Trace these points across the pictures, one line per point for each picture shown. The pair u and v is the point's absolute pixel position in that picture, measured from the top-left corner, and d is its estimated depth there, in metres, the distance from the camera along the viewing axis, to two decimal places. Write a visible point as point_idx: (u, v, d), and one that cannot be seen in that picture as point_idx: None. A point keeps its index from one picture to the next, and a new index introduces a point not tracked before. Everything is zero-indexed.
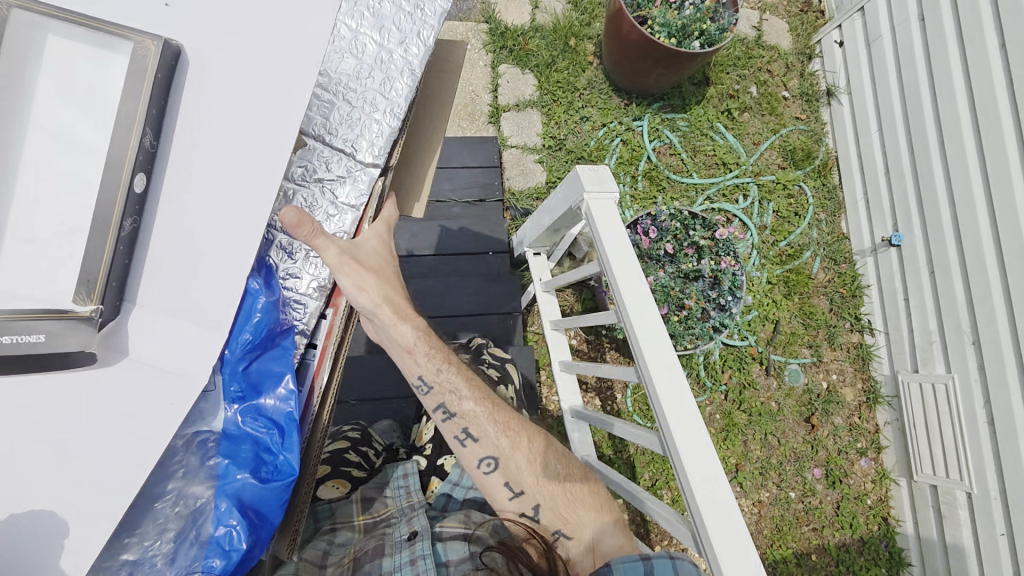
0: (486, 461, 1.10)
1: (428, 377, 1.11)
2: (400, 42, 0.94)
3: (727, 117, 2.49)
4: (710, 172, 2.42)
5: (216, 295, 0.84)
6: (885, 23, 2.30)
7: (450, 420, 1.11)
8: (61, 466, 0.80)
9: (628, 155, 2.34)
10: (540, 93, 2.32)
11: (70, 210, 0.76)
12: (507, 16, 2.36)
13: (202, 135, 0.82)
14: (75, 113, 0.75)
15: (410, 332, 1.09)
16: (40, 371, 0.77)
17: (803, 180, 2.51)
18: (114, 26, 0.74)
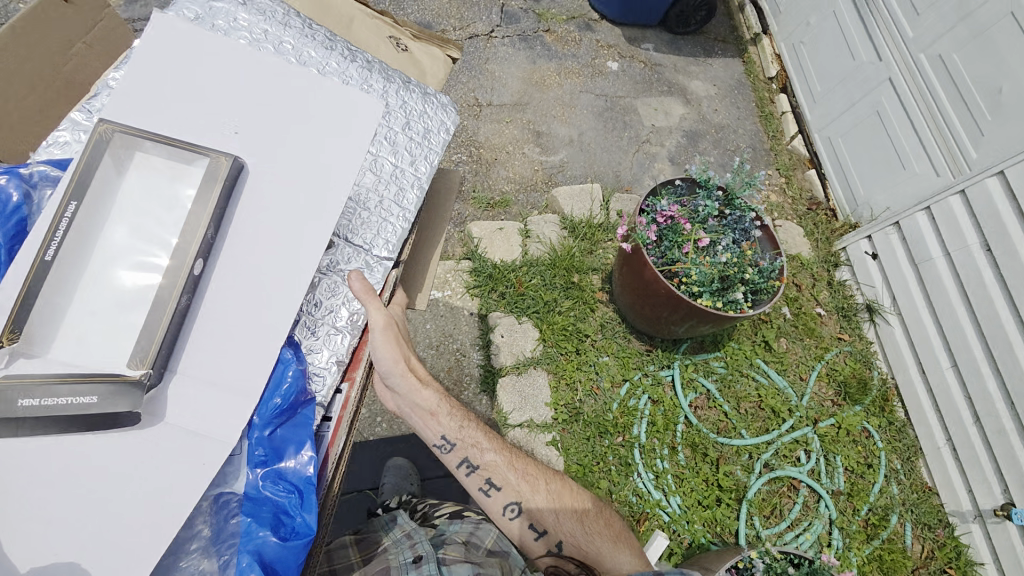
0: (509, 507, 1.08)
1: (451, 434, 1.09)
2: (411, 161, 1.16)
3: (766, 350, 2.07)
4: (761, 425, 1.95)
5: (254, 368, 0.90)
6: (936, 246, 2.00)
7: (473, 473, 1.09)
8: (82, 521, 0.79)
9: (661, 419, 1.87)
10: (544, 348, 1.90)
11: (134, 290, 0.85)
12: (494, 253, 2.03)
13: (254, 231, 0.94)
14: (149, 212, 0.88)
15: (433, 395, 1.08)
16: (73, 429, 0.80)
17: (865, 418, 2.03)
18: (193, 145, 0.90)
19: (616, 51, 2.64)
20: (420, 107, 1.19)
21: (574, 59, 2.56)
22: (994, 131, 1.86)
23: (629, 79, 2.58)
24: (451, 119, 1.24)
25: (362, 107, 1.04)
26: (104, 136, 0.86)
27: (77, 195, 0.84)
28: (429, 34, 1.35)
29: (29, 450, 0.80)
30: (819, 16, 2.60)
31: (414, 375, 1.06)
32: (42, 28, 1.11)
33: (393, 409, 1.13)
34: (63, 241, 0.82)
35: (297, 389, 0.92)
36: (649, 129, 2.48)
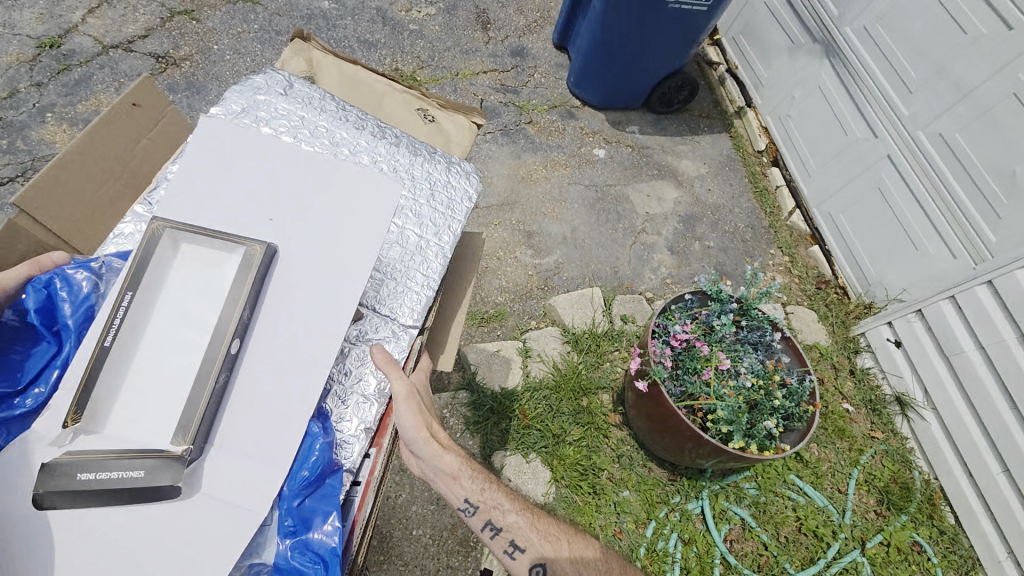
0: (534, 570, 1.07)
1: (473, 497, 1.09)
2: (435, 232, 1.22)
3: (799, 463, 2.01)
4: (802, 554, 1.85)
5: (284, 440, 0.96)
6: (966, 340, 1.98)
7: (497, 536, 1.10)
8: None
9: (694, 564, 1.78)
10: (557, 487, 1.81)
11: (179, 369, 0.94)
12: (494, 380, 1.95)
13: (285, 310, 1.02)
14: (193, 297, 0.97)
15: (454, 459, 1.09)
16: (120, 500, 0.86)
17: (914, 530, 1.95)
18: (232, 236, 1.00)
19: (601, 137, 2.70)
20: (443, 177, 1.27)
21: (560, 148, 2.59)
22: (1011, 215, 1.85)
23: (618, 165, 2.63)
24: (473, 185, 1.31)
25: (385, 190, 1.13)
26: (157, 232, 0.97)
27: (133, 285, 0.94)
28: (456, 104, 1.43)
29: (85, 522, 0.87)
30: (803, 90, 2.64)
31: (435, 439, 1.08)
32: (116, 127, 1.24)
33: (418, 472, 1.14)
34: (120, 327, 0.92)
35: (324, 461, 0.99)
36: (643, 216, 2.50)
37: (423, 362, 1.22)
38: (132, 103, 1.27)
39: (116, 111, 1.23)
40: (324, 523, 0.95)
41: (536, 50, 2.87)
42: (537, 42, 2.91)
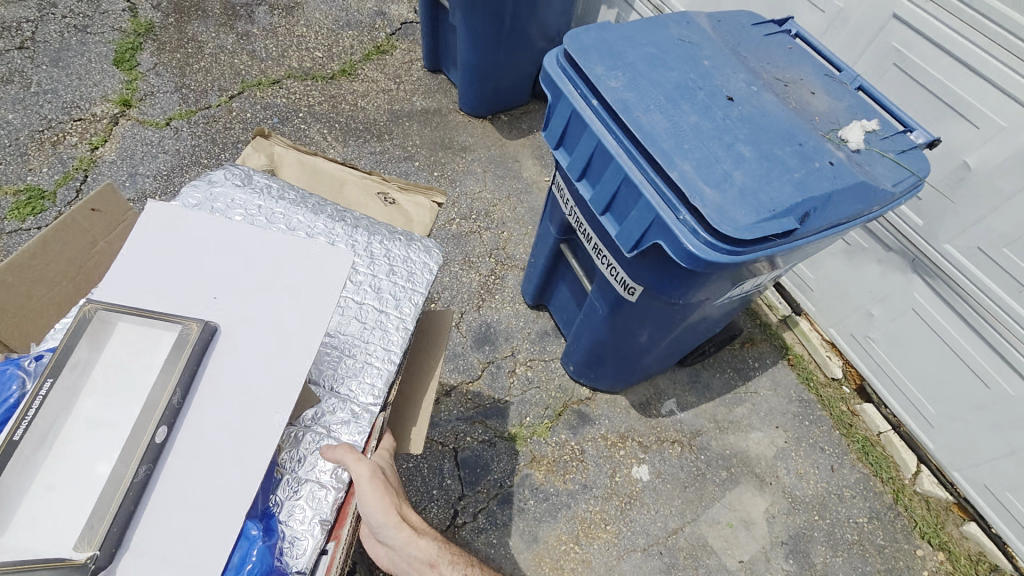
0: None
1: None
2: (396, 305, 1.18)
3: None
4: None
5: (215, 544, 0.83)
6: None
7: None
8: None
9: None
10: None
11: (95, 447, 0.83)
12: None
13: (220, 400, 0.91)
14: (122, 384, 0.88)
15: (431, 544, 0.98)
16: None
17: None
18: (168, 316, 0.93)
19: (633, 441, 2.01)
20: (402, 252, 1.26)
21: (586, 494, 1.88)
22: None
23: (673, 483, 1.94)
24: (435, 260, 1.30)
25: (333, 260, 1.06)
26: (89, 314, 0.91)
27: (54, 371, 0.86)
28: (416, 185, 1.51)
29: None
30: (884, 308, 1.99)
31: (409, 525, 0.97)
32: (69, 230, 1.24)
33: (387, 565, 1.03)
34: (35, 417, 0.83)
35: (264, 569, 0.85)
36: (738, 572, 1.82)
37: (386, 441, 1.10)
38: (91, 208, 1.28)
39: (73, 216, 1.24)
40: None
41: (504, 323, 2.20)
42: (498, 311, 2.23)
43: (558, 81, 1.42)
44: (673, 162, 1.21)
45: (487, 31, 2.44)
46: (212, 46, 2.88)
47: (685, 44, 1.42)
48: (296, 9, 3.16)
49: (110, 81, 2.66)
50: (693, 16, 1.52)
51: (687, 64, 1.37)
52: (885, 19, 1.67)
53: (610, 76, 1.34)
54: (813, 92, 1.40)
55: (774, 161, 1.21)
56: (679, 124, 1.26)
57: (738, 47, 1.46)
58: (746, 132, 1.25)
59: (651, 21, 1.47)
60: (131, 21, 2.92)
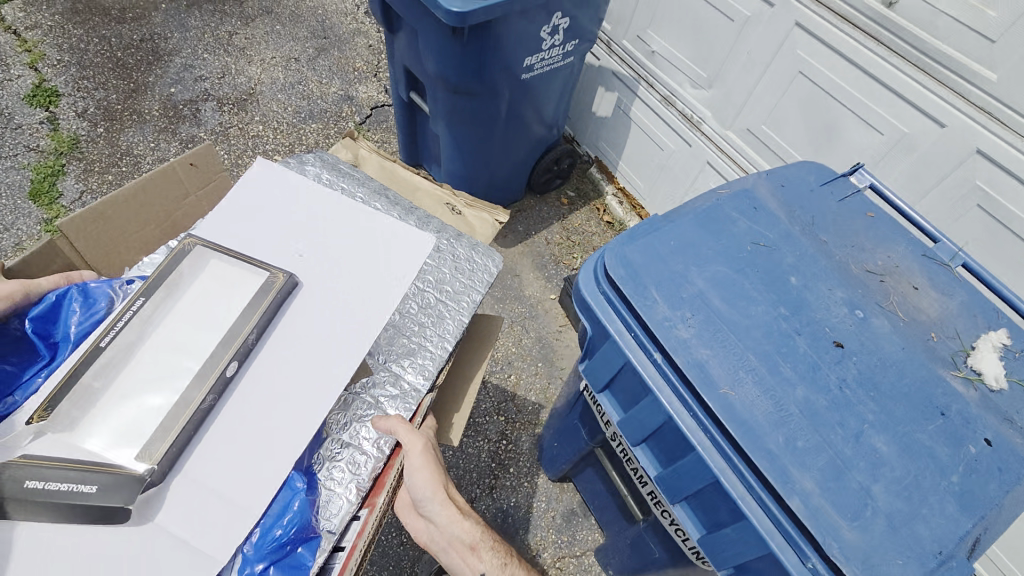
0: None
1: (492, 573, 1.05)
2: (456, 295, 1.20)
3: None
4: None
5: (261, 486, 0.84)
6: None
7: None
8: None
9: None
10: None
11: (174, 363, 0.87)
12: None
13: (287, 350, 0.94)
14: (202, 315, 0.92)
15: (473, 527, 1.05)
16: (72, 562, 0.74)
17: None
18: (257, 264, 0.98)
19: None
20: (467, 253, 1.27)
21: None
22: None
23: None
24: (495, 264, 1.29)
25: (415, 242, 1.11)
26: (187, 248, 0.97)
27: (147, 292, 0.91)
28: (482, 202, 1.49)
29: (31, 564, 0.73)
30: None
31: (453, 504, 1.04)
32: (166, 181, 1.25)
33: (421, 539, 1.09)
34: (121, 330, 0.87)
35: (301, 522, 0.84)
36: None
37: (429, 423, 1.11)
38: (189, 162, 1.28)
39: (172, 167, 1.25)
40: None
41: (523, 506, 1.87)
42: (516, 492, 1.89)
43: (603, 318, 1.10)
44: (787, 475, 0.88)
45: (472, 140, 2.06)
46: (152, 160, 2.40)
47: (759, 245, 1.09)
48: (248, 100, 2.69)
49: (24, 224, 2.16)
50: (749, 180, 1.21)
51: (765, 284, 1.04)
52: (964, 154, 1.41)
53: (677, 318, 1.01)
54: (915, 287, 1.09)
55: (915, 451, 0.89)
56: (782, 405, 0.93)
57: (813, 228, 1.13)
58: (870, 405, 0.93)
59: (703, 210, 1.13)
60: (50, 136, 2.42)
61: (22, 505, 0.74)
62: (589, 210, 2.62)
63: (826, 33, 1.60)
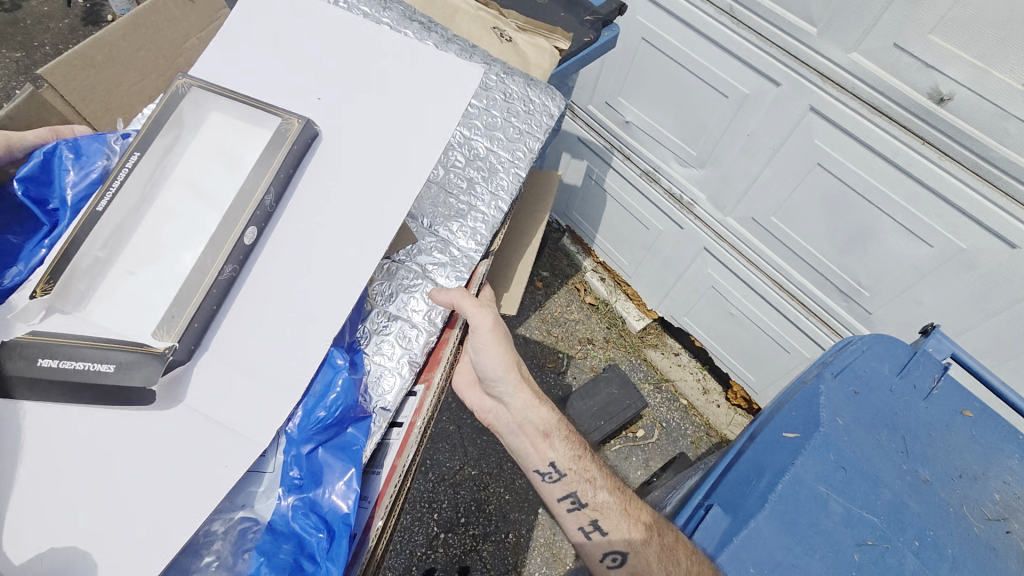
0: (611, 556, 0.91)
1: (561, 465, 0.96)
2: (510, 146, 1.00)
3: None
4: None
5: (298, 363, 0.74)
6: None
7: (579, 511, 0.94)
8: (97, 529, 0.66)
9: None
10: None
11: (186, 227, 0.74)
12: None
13: (313, 210, 0.79)
14: (208, 172, 0.77)
15: (551, 415, 0.97)
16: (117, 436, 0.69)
17: None
18: (267, 106, 0.80)
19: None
20: (524, 90, 1.02)
21: None
22: None
23: None
24: (558, 104, 1.05)
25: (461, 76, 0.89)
26: (182, 91, 0.79)
27: (142, 147, 0.76)
28: (537, 24, 1.20)
29: (67, 445, 0.68)
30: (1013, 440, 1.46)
31: (530, 389, 0.97)
32: (157, 16, 1.06)
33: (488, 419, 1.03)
34: (119, 192, 0.74)
35: (347, 402, 0.75)
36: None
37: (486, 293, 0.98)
38: None
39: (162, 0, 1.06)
40: (339, 482, 0.72)
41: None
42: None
43: None
44: None
45: None
46: None
47: (867, 545, 0.76)
48: None
49: None
50: (811, 398, 0.87)
51: None
52: None
53: None
54: None
55: None
56: None
57: (909, 460, 0.83)
58: None
59: (776, 487, 0.78)
60: None
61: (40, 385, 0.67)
62: (568, 290, 2.05)
63: (847, 121, 1.13)
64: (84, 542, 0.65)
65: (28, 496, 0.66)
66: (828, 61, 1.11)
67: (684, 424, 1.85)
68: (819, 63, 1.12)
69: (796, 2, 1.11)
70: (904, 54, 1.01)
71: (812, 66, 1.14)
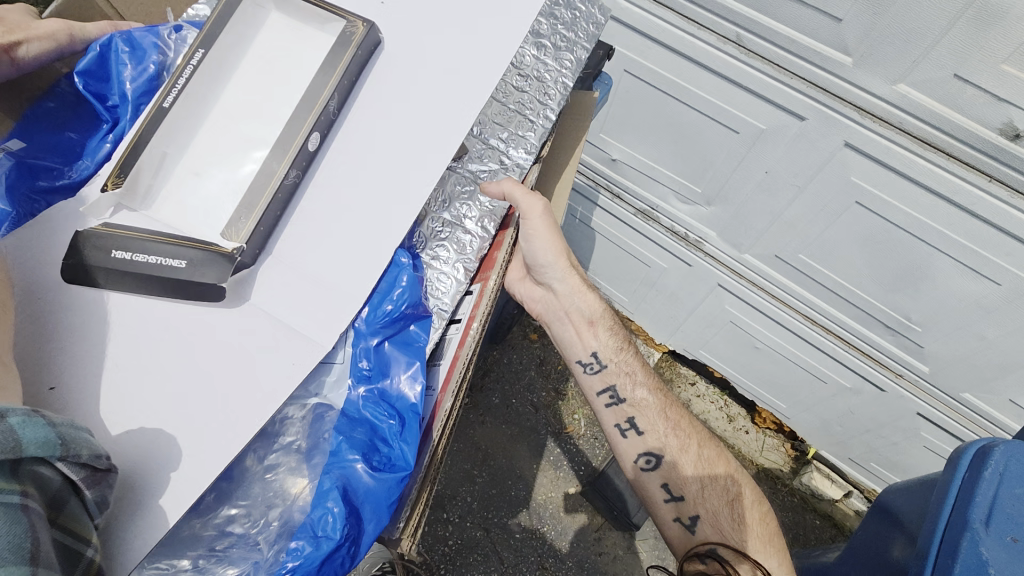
0: (646, 457, 0.95)
1: (603, 355, 1.02)
2: (556, 54, 0.93)
3: None
4: None
5: (359, 268, 0.76)
6: None
7: (616, 407, 0.99)
8: (171, 415, 0.69)
9: None
10: None
11: (252, 128, 0.75)
12: None
13: (375, 120, 0.80)
14: (274, 75, 0.77)
15: (597, 303, 1.05)
16: (190, 332, 0.72)
17: None
18: (331, 7, 0.78)
19: None
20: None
21: None
22: None
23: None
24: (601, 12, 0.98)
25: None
26: None
27: (205, 44, 0.75)
28: None
29: (143, 339, 0.71)
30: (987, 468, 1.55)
31: (577, 275, 1.04)
32: None
33: (538, 313, 1.10)
34: (184, 88, 0.74)
35: (412, 298, 0.78)
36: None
37: None
38: None
39: None
40: (407, 373, 0.77)
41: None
42: None
43: None
44: None
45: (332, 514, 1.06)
46: None
47: None
48: None
49: None
50: None
51: None
52: None
53: None
54: None
55: None
56: None
57: None
58: None
59: None
60: None
61: (120, 278, 0.71)
62: None
63: (889, 155, 1.05)
64: (159, 427, 0.68)
65: (104, 378, 0.69)
66: (869, 93, 1.01)
67: None
68: (858, 97, 1.03)
69: (826, 30, 1.00)
70: (968, 84, 0.91)
71: (848, 100, 1.04)
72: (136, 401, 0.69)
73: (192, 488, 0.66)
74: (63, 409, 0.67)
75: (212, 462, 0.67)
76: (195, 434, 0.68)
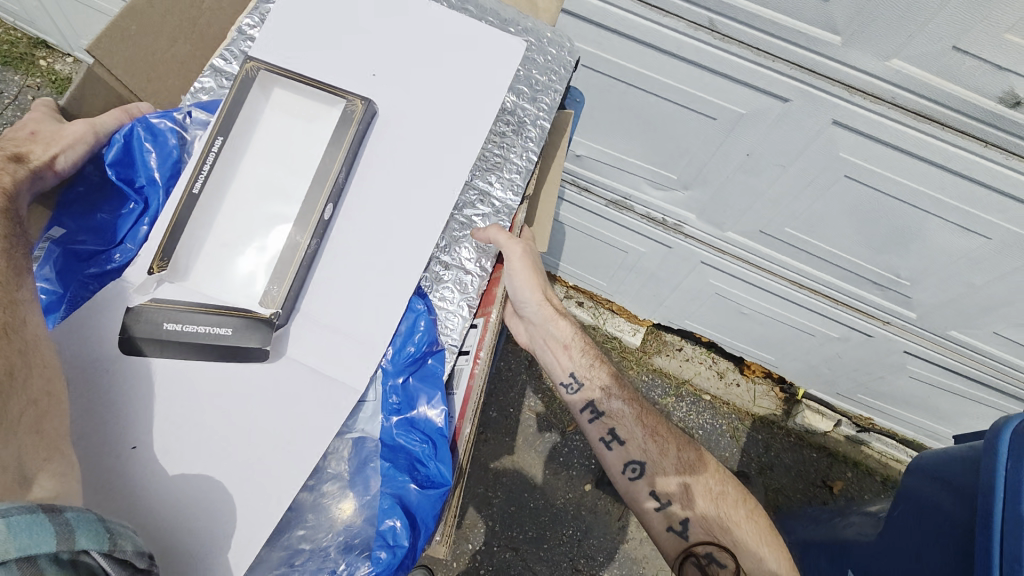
0: (632, 465, 1.07)
1: (579, 373, 1.15)
2: (532, 99, 1.02)
3: None
4: None
5: (377, 315, 0.87)
6: None
7: (598, 420, 1.11)
8: (229, 460, 0.79)
9: None
10: None
11: (268, 203, 0.85)
12: None
13: (377, 183, 0.90)
14: (281, 155, 0.86)
15: (569, 328, 1.15)
16: (235, 386, 0.82)
17: None
18: (330, 87, 0.89)
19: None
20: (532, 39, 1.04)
21: None
22: None
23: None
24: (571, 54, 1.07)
25: (504, 56, 1.00)
26: (251, 75, 0.87)
27: (223, 130, 0.85)
28: None
29: (195, 396, 0.81)
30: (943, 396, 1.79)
31: (550, 305, 1.13)
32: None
33: (527, 343, 1.21)
34: (209, 174, 0.83)
35: (429, 338, 0.89)
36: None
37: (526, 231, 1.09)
38: None
39: None
40: (432, 404, 0.88)
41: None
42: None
43: None
44: None
45: None
46: None
47: None
48: None
49: None
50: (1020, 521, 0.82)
51: None
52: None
53: None
54: None
55: None
56: None
57: None
58: None
59: None
60: None
61: (170, 347, 0.80)
62: None
63: (878, 127, 1.16)
64: (221, 472, 0.79)
65: (167, 435, 0.80)
66: (861, 71, 1.09)
67: (718, 422, 2.12)
68: (846, 75, 1.11)
69: (813, 11, 1.05)
70: (966, 55, 0.99)
71: (837, 79, 1.12)
72: (196, 451, 0.79)
73: (260, 521, 0.77)
74: (146, 466, 0.78)
75: (273, 498, 0.79)
76: (255, 475, 0.79)
